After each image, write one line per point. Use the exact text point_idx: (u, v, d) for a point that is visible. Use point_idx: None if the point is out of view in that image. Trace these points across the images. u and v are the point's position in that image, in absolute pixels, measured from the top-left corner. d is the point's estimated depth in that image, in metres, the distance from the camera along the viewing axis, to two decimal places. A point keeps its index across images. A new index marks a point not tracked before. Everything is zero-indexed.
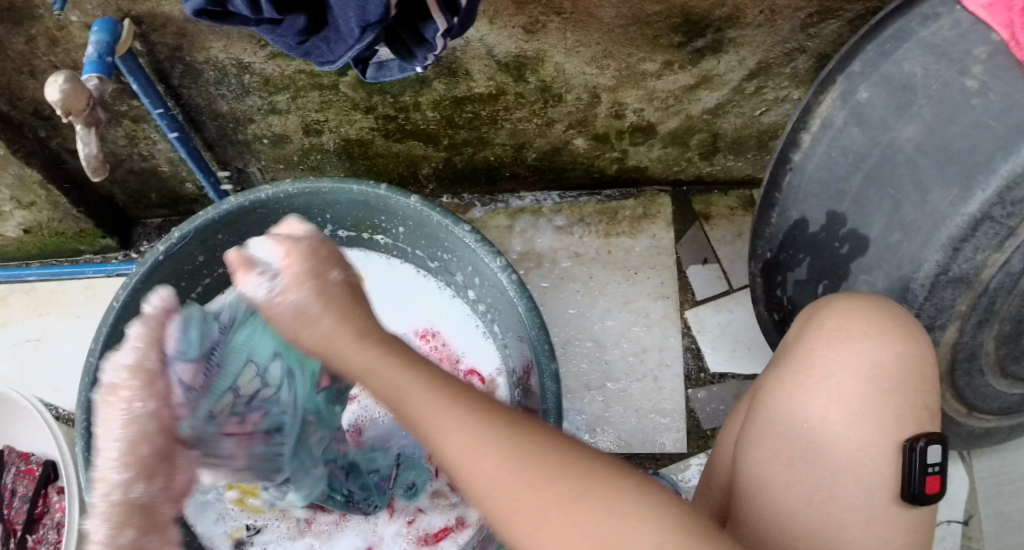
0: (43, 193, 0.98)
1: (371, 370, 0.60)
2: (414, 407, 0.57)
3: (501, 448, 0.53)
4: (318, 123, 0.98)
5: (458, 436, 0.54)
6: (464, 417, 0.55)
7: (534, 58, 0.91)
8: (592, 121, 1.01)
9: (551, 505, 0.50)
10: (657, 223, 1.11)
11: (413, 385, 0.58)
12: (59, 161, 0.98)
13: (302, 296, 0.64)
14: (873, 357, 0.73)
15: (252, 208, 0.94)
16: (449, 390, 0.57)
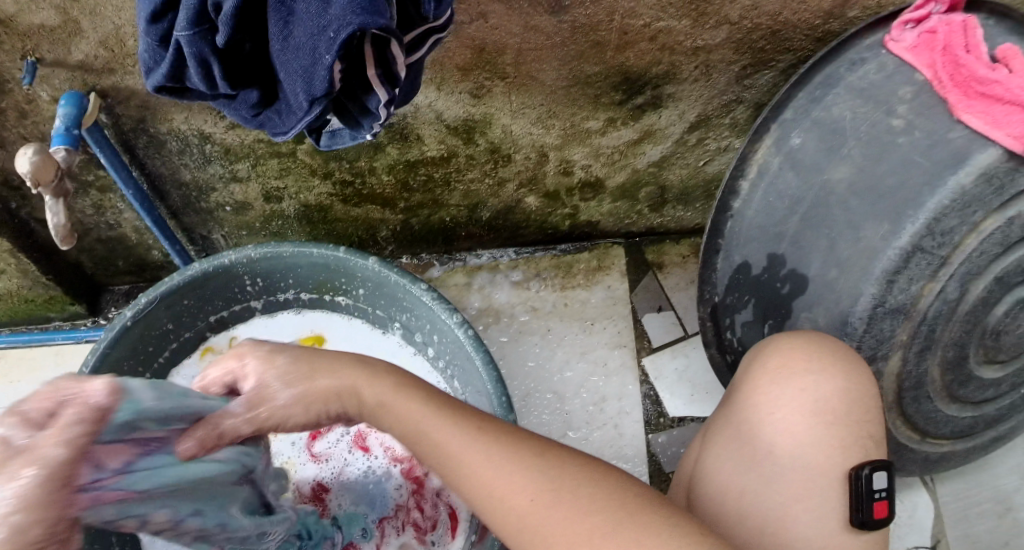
0: (12, 260, 1.01)
1: (385, 404, 0.64)
2: (444, 439, 0.62)
3: (533, 477, 0.60)
4: (277, 190, 1.01)
5: (490, 466, 0.60)
6: (494, 450, 0.61)
7: (482, 120, 0.96)
8: (542, 178, 1.06)
9: (594, 531, 0.57)
10: (610, 274, 1.14)
11: (437, 421, 0.63)
12: (27, 230, 1.01)
13: (282, 393, 0.63)
14: (815, 392, 0.77)
15: (214, 274, 0.97)
16: (474, 423, 0.63)
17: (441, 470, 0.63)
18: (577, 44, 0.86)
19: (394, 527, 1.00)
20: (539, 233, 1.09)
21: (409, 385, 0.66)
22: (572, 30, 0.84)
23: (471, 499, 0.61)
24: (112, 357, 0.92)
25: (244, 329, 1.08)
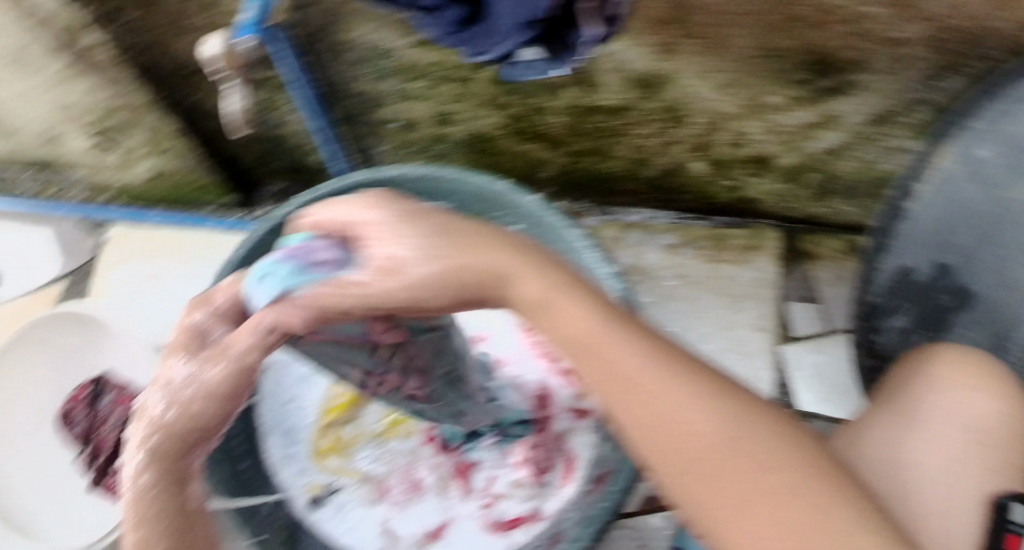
0: (178, 141, 1.06)
1: (550, 308, 0.54)
2: (624, 357, 0.52)
3: (728, 427, 0.51)
4: (451, 113, 0.99)
5: (682, 404, 0.51)
6: (686, 385, 0.52)
7: (664, 80, 0.94)
8: (714, 147, 1.03)
9: (796, 505, 0.49)
10: (762, 254, 1.11)
11: (618, 334, 0.53)
12: (197, 117, 1.04)
13: (399, 252, 0.55)
14: (974, 408, 0.71)
15: (377, 186, 0.98)
16: (658, 347, 0.53)
17: (601, 386, 0.53)
18: (770, 17, 0.82)
19: (510, 462, 1.03)
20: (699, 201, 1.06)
21: (576, 289, 0.55)
22: (768, 1, 0.79)
23: (638, 433, 0.52)
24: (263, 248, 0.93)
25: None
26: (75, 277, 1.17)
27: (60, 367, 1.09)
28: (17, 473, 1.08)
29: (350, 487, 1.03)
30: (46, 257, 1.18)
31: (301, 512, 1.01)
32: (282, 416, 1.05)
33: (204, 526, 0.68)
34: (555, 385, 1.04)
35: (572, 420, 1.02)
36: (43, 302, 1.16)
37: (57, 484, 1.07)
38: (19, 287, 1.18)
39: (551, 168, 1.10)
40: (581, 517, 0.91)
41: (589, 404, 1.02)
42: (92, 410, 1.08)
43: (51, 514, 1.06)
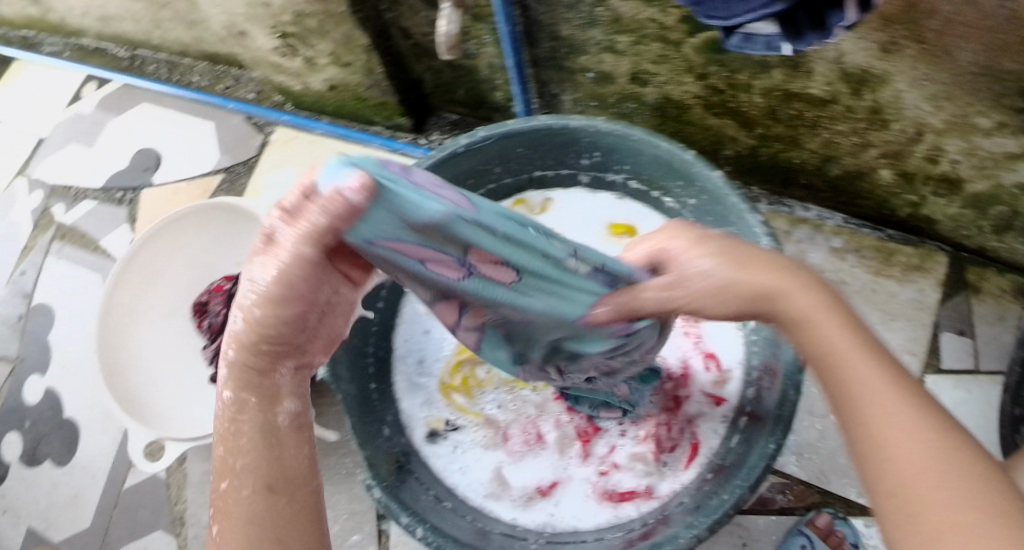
0: (363, 57, 0.97)
1: (809, 325, 0.60)
2: (860, 374, 0.56)
3: (937, 456, 0.50)
4: (647, 74, 0.98)
5: (901, 421, 0.53)
6: (912, 411, 0.53)
7: (879, 78, 0.88)
8: (908, 157, 0.98)
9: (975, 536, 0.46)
10: (927, 278, 1.09)
11: (867, 356, 0.57)
12: (387, 34, 0.96)
13: (709, 270, 0.64)
14: None
15: (557, 132, 0.95)
16: (902, 376, 0.56)
17: (837, 395, 0.57)
18: (1006, 36, 0.74)
19: (634, 435, 0.99)
20: (875, 209, 1.08)
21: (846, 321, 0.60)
22: (1010, 20, 0.72)
23: (854, 442, 0.55)
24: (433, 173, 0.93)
25: (563, 196, 1.08)
26: (230, 173, 1.15)
27: (210, 257, 1.11)
28: (151, 353, 1.09)
29: (472, 429, 1.01)
30: (208, 146, 1.18)
31: (419, 444, 0.99)
32: (421, 344, 1.06)
33: (293, 448, 0.57)
34: (696, 364, 1.00)
35: (707, 405, 0.98)
36: (196, 191, 1.17)
37: (186, 369, 1.09)
38: (174, 173, 1.19)
39: (735, 146, 1.09)
40: (695, 510, 0.86)
41: (728, 393, 0.97)
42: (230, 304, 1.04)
43: (177, 397, 1.07)
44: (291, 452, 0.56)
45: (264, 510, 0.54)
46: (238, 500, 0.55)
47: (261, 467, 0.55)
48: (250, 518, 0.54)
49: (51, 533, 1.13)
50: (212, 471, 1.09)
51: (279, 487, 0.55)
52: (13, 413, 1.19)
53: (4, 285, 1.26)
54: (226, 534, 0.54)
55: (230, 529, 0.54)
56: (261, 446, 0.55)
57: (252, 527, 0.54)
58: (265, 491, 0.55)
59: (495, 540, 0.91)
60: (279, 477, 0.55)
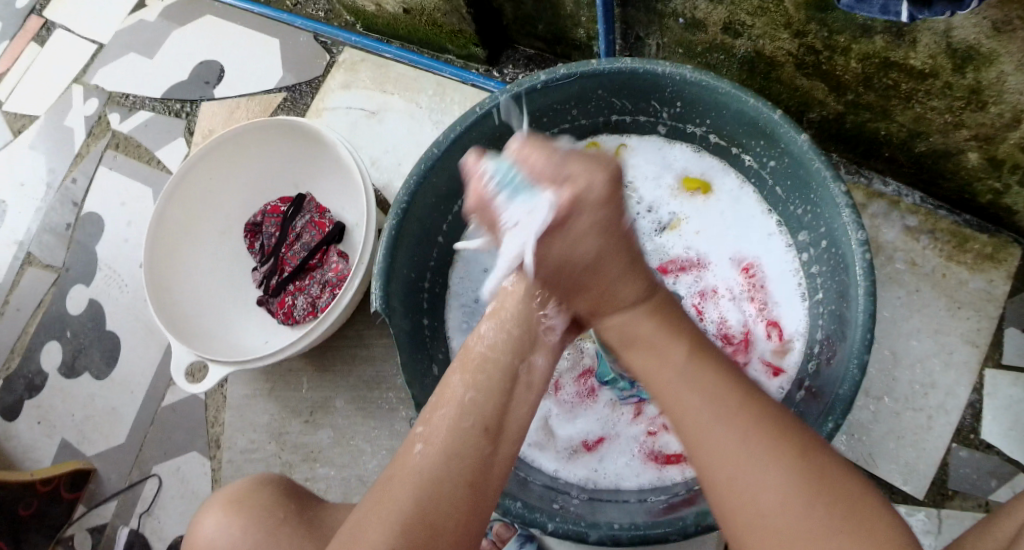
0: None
1: (639, 346, 0.63)
2: (694, 402, 0.59)
3: (786, 485, 0.54)
4: (742, 25, 0.94)
5: (746, 459, 0.56)
6: (753, 435, 0.56)
7: (985, 56, 0.82)
8: (998, 142, 0.92)
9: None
10: (998, 269, 1.04)
11: (697, 385, 0.59)
12: None
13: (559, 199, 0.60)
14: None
15: (641, 77, 0.89)
16: (735, 395, 0.59)
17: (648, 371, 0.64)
18: None
19: None
20: (956, 191, 1.03)
21: (673, 332, 0.63)
22: None
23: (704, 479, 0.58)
24: (506, 109, 0.88)
25: (639, 143, 1.03)
26: (293, 93, 1.14)
27: (265, 178, 1.10)
28: (199, 271, 1.06)
29: None
30: (272, 65, 1.16)
31: None
32: (477, 283, 0.99)
33: (519, 409, 0.65)
34: (757, 331, 0.94)
35: (764, 375, 0.92)
36: (257, 108, 1.15)
37: (235, 290, 1.07)
38: (236, 89, 1.17)
39: (822, 110, 1.04)
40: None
41: (788, 365, 0.91)
42: (283, 228, 1.06)
43: (225, 319, 1.05)
44: (522, 414, 0.66)
45: (474, 452, 0.61)
46: (457, 430, 0.62)
47: (487, 409, 0.63)
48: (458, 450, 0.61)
49: (85, 447, 1.13)
50: (252, 396, 1.08)
51: (494, 435, 0.63)
52: (56, 322, 1.18)
53: (54, 192, 1.25)
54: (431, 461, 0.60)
55: (434, 452, 0.60)
56: (497, 394, 0.64)
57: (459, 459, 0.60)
58: (481, 433, 0.62)
59: (538, 490, 0.87)
60: (498, 425, 0.63)
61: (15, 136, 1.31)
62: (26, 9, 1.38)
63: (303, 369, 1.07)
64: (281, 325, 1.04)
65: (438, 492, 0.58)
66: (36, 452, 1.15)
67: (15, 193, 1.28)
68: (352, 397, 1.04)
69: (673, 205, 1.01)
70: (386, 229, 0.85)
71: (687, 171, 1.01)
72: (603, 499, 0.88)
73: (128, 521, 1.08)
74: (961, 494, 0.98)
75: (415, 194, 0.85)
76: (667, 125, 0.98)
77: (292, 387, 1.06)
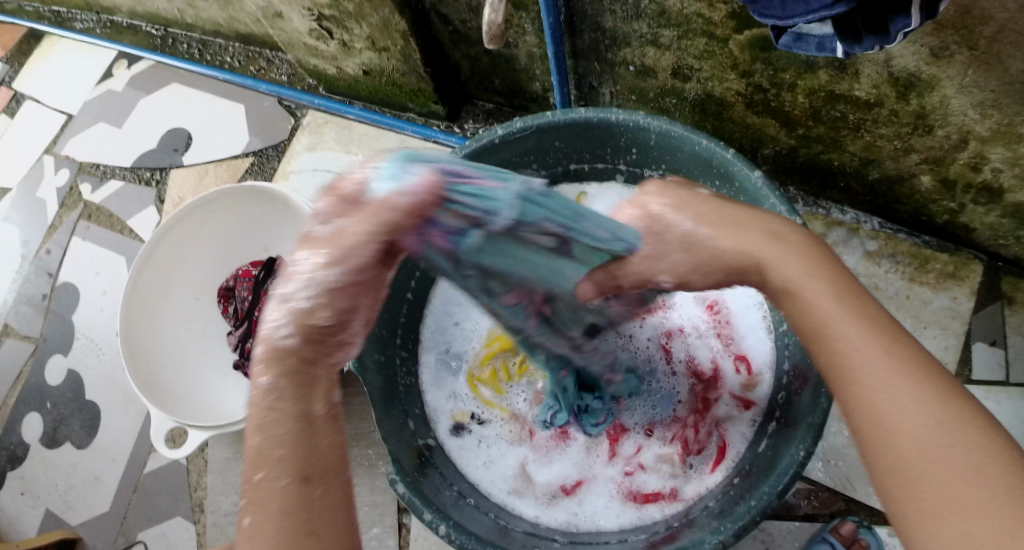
0: (400, 43, 0.96)
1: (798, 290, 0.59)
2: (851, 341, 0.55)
3: (941, 430, 0.51)
4: (690, 69, 0.98)
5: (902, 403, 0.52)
6: (918, 386, 0.52)
7: (927, 82, 0.85)
8: (949, 163, 0.95)
9: (975, 510, 0.48)
10: (960, 286, 1.07)
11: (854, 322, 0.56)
12: (425, 20, 0.95)
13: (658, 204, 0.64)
14: None
15: (594, 126, 0.91)
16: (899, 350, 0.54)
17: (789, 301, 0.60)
18: None
19: (662, 436, 0.95)
20: (912, 214, 1.06)
21: (826, 278, 0.59)
22: None
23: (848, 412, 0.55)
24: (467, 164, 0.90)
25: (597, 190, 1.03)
26: (260, 157, 1.16)
27: (236, 242, 1.12)
28: (175, 338, 1.07)
29: (497, 423, 0.98)
30: (239, 130, 1.18)
31: (443, 436, 0.96)
32: (449, 337, 1.02)
33: (329, 443, 0.56)
34: (726, 366, 0.95)
35: (736, 409, 0.93)
36: (225, 173, 1.17)
37: (210, 353, 1.08)
38: (204, 155, 1.19)
39: (776, 145, 1.07)
40: (720, 516, 0.81)
41: (758, 396, 0.92)
42: (254, 291, 1.05)
43: (201, 383, 1.05)
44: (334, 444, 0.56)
45: (294, 497, 0.53)
46: (274, 492, 0.53)
47: (296, 458, 0.53)
48: (284, 511, 0.52)
49: (69, 516, 1.12)
50: (234, 458, 1.08)
51: (314, 479, 0.54)
52: (35, 393, 1.19)
53: (29, 262, 1.26)
54: (256, 532, 0.51)
55: (257, 520, 0.52)
56: (300, 433, 0.54)
57: (290, 518, 0.52)
58: (300, 483, 0.53)
59: (519, 538, 0.87)
60: (318, 469, 0.54)
61: None
62: None
63: None
64: None
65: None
66: (19, 524, 1.14)
67: None
68: None
69: None
70: None
71: None
72: (584, 542, 0.87)
73: None
74: None
75: None
76: (624, 171, 0.99)
77: None
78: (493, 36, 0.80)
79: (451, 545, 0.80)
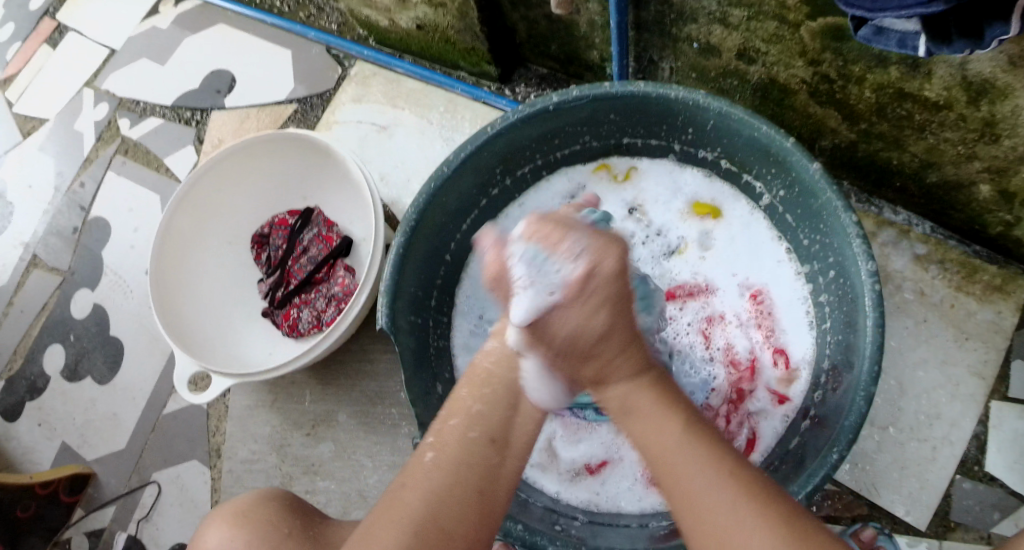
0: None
1: (636, 414, 0.66)
2: (687, 470, 0.61)
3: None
4: (756, 51, 0.94)
5: (738, 530, 0.58)
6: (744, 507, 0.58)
7: (1000, 89, 0.81)
8: (1011, 175, 0.91)
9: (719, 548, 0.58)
10: (1007, 301, 1.03)
11: (692, 451, 0.62)
12: None
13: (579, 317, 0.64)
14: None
15: (653, 101, 0.88)
16: (730, 467, 0.61)
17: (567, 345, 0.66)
18: None
19: None
20: (967, 222, 1.03)
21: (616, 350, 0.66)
22: None
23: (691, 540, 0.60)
24: (517, 128, 0.87)
25: (649, 165, 1.01)
26: (304, 104, 1.14)
27: (274, 191, 1.10)
28: (203, 282, 1.06)
29: None
30: (285, 76, 1.16)
31: None
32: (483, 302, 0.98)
33: (526, 422, 0.69)
34: (764, 359, 0.93)
35: (770, 404, 0.91)
36: (267, 118, 1.15)
37: (239, 300, 1.07)
38: (247, 99, 1.18)
39: (834, 138, 1.04)
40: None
41: (794, 393, 0.90)
42: (290, 240, 1.06)
43: (228, 331, 1.04)
44: (530, 427, 0.69)
45: (483, 461, 0.65)
46: (460, 439, 0.66)
47: (493, 421, 0.67)
48: (469, 460, 0.65)
49: (85, 451, 1.12)
50: (255, 407, 1.07)
51: (500, 444, 0.67)
52: (59, 326, 1.18)
53: (62, 195, 1.25)
54: (442, 467, 0.64)
55: (445, 460, 0.65)
56: (502, 405, 0.68)
57: (476, 473, 0.64)
58: (488, 443, 0.66)
59: (540, 513, 0.85)
60: (504, 437, 0.67)
61: (25, 137, 1.31)
62: (40, 10, 1.38)
63: (306, 382, 1.07)
64: (286, 338, 1.03)
65: (432, 527, 0.61)
66: (35, 455, 1.14)
67: (23, 194, 1.28)
68: (355, 412, 1.03)
69: (683, 229, 1.00)
70: (393, 249, 0.84)
71: (695, 196, 0.99)
72: (604, 523, 0.86)
73: (126, 528, 1.08)
74: (964, 526, 0.98)
75: (423, 212, 0.85)
76: (677, 148, 0.96)
77: (295, 400, 1.06)
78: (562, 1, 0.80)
79: None
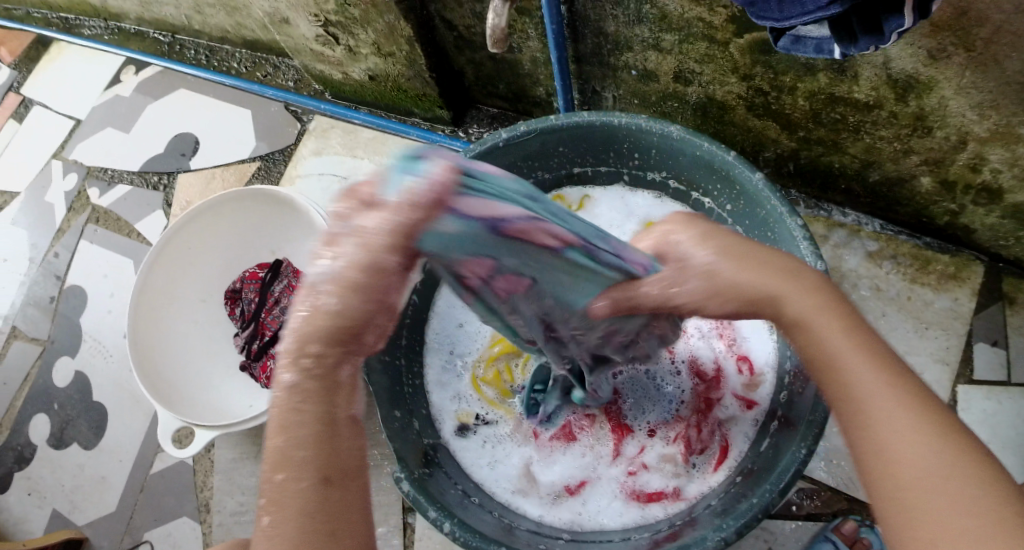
0: (405, 48, 0.97)
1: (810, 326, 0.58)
2: (859, 379, 0.55)
3: (937, 458, 0.50)
4: (691, 73, 0.99)
5: (900, 428, 0.52)
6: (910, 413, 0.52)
7: (925, 83, 0.85)
8: (948, 165, 0.95)
9: (900, 463, 0.51)
10: (962, 288, 1.07)
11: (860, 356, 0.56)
12: (429, 26, 0.96)
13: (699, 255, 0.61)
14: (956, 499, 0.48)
15: (600, 129, 0.91)
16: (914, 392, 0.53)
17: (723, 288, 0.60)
18: None
19: (664, 436, 0.95)
20: (914, 216, 1.07)
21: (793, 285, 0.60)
22: None
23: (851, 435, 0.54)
24: None
25: (601, 193, 1.04)
26: (267, 161, 1.17)
27: (244, 246, 1.13)
28: (182, 340, 1.08)
29: (501, 423, 0.99)
30: (247, 135, 1.20)
31: (448, 437, 0.97)
32: (453, 337, 1.04)
33: (349, 435, 0.52)
34: (728, 366, 0.96)
35: (739, 409, 0.93)
36: (232, 177, 1.18)
37: (216, 355, 1.09)
38: (211, 160, 1.21)
39: (777, 148, 1.08)
40: (723, 514, 0.81)
41: (760, 396, 0.93)
42: (261, 292, 1.08)
43: (207, 386, 1.06)
44: (353, 437, 0.53)
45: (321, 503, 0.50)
46: (296, 493, 0.50)
47: (320, 458, 0.51)
48: (307, 515, 0.50)
49: (76, 517, 1.13)
50: (240, 458, 1.09)
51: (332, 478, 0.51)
52: (42, 396, 1.20)
53: (37, 267, 1.27)
54: (278, 533, 0.50)
55: (278, 525, 0.50)
56: (325, 432, 0.51)
57: (315, 522, 0.50)
58: (322, 484, 0.51)
59: (524, 536, 0.87)
60: (335, 467, 0.51)
61: None
62: (3, 86, 1.42)
63: None
64: (264, 388, 1.05)
65: None
66: (27, 525, 1.15)
67: None
68: None
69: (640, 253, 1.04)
70: None
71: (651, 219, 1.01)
72: (587, 541, 0.87)
73: None
74: None
75: None
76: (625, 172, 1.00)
77: None
78: (496, 40, 0.79)
79: (456, 543, 0.79)
